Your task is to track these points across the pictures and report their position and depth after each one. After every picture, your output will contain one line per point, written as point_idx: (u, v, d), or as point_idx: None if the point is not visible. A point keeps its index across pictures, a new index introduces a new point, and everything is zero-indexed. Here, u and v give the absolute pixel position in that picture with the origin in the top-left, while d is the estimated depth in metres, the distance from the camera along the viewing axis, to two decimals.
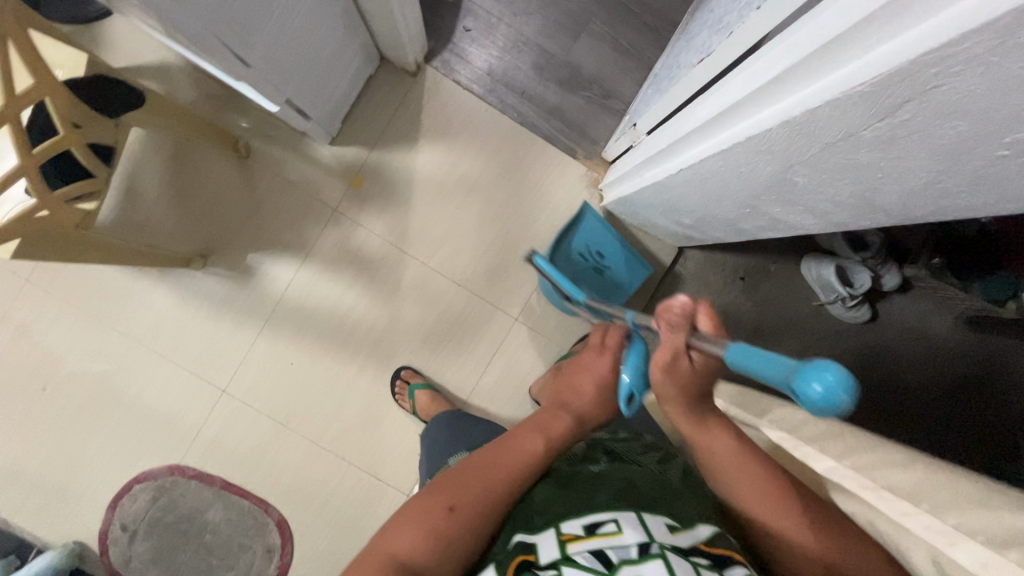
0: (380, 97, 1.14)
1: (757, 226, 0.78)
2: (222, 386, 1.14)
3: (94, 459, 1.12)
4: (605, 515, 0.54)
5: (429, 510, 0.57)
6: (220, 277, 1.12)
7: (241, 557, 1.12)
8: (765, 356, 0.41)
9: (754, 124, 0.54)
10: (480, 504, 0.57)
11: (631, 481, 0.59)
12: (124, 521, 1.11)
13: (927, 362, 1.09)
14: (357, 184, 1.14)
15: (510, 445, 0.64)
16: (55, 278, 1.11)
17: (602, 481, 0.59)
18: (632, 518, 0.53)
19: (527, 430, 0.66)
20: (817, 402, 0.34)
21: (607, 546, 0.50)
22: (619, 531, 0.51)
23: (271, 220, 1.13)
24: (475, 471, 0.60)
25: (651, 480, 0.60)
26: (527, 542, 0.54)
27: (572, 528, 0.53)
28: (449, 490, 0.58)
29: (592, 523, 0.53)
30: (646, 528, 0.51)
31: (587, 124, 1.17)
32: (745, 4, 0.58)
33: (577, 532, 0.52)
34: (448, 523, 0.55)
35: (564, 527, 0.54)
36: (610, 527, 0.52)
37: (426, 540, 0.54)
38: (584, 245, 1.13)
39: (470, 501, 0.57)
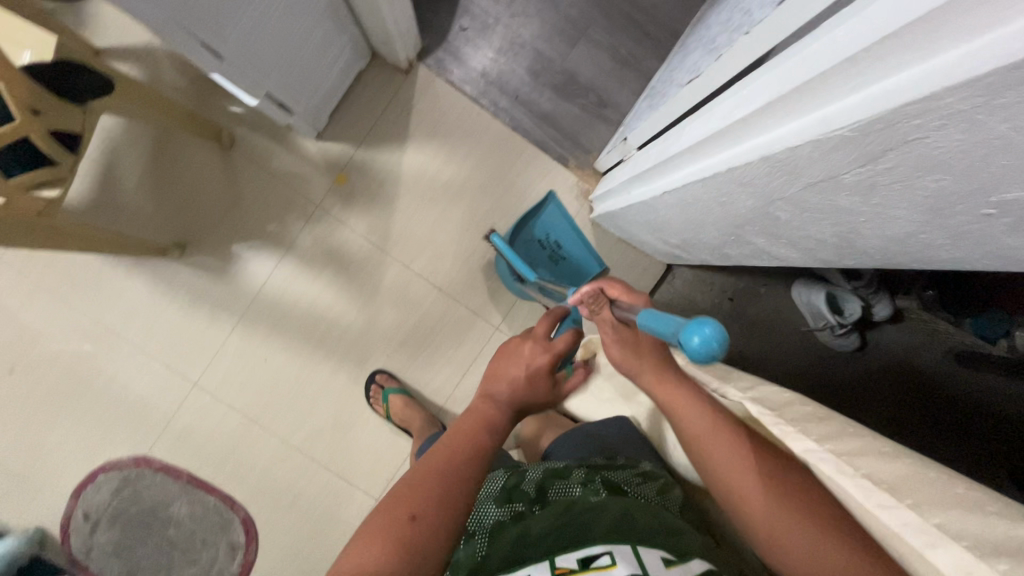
0: (369, 94, 1.11)
1: (742, 253, 0.76)
2: (193, 378, 1.12)
3: (61, 445, 1.10)
4: (600, 547, 0.54)
5: (389, 523, 0.45)
6: (197, 268, 1.10)
7: (204, 553, 1.11)
8: (665, 318, 0.44)
9: (736, 155, 0.52)
10: (445, 505, 0.47)
11: (629, 513, 0.58)
12: (87, 510, 1.10)
13: (918, 394, 1.06)
14: (341, 182, 1.11)
15: (454, 441, 0.52)
16: (29, 260, 1.09)
17: (597, 512, 0.58)
18: (627, 552, 0.52)
19: (470, 422, 0.54)
20: (695, 350, 0.38)
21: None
22: (613, 565, 0.51)
23: (251, 213, 1.10)
24: (430, 470, 0.49)
25: (649, 512, 0.59)
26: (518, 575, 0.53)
27: (566, 562, 0.53)
28: (404, 496, 0.47)
29: (586, 557, 0.53)
30: (640, 562, 0.51)
31: (580, 132, 1.14)
32: (736, 27, 0.56)
33: (571, 566, 0.52)
34: (416, 533, 0.45)
35: (559, 560, 0.54)
36: (605, 560, 0.52)
37: (391, 554, 0.44)
38: (545, 233, 1.10)
39: (435, 503, 0.47)
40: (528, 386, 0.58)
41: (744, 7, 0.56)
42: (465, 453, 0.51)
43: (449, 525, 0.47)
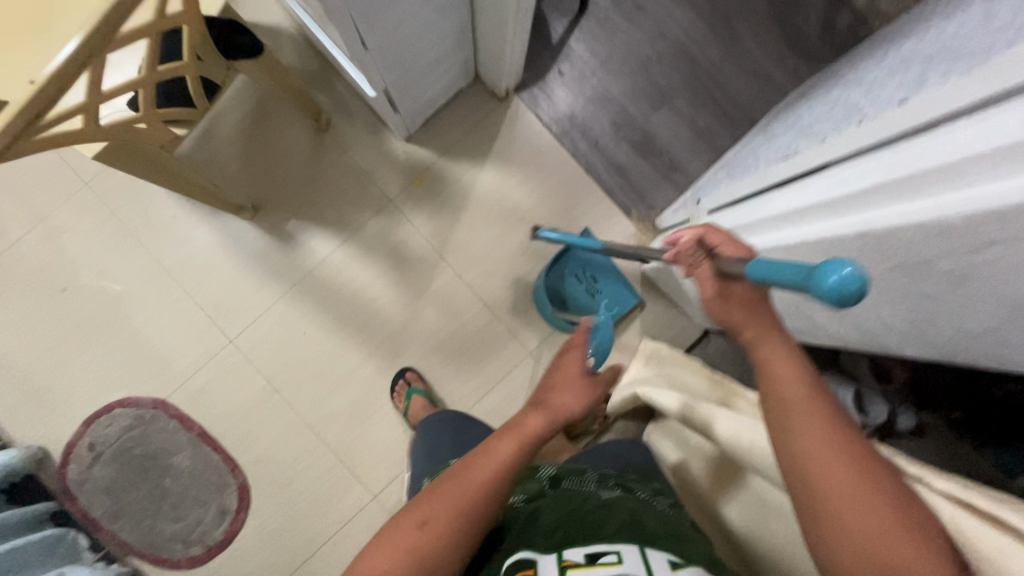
0: (463, 111, 1.19)
1: (797, 324, 0.80)
2: (230, 335, 1.14)
3: (88, 370, 1.12)
4: (609, 545, 0.52)
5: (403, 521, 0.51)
6: (261, 231, 1.15)
7: (192, 511, 1.10)
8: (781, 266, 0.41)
9: (827, 228, 0.57)
10: (458, 516, 0.50)
11: (638, 513, 0.60)
12: (93, 441, 1.10)
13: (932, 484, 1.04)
14: (417, 183, 1.17)
15: (480, 454, 0.54)
16: (112, 189, 1.14)
17: (605, 510, 0.59)
18: (634, 552, 0.51)
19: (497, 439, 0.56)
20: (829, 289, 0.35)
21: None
22: (620, 562, 0.50)
23: (327, 194, 1.16)
24: (452, 482, 0.52)
25: (659, 518, 0.60)
26: (521, 563, 0.53)
27: (573, 555, 0.52)
28: (422, 501, 0.52)
29: (594, 553, 0.51)
30: (647, 564, 0.50)
31: (647, 189, 1.20)
32: (842, 119, 0.62)
33: (578, 560, 0.51)
34: (422, 540, 0.49)
35: (566, 553, 0.53)
36: (612, 558, 0.51)
37: (402, 562, 0.48)
38: (580, 267, 1.14)
39: (446, 516, 0.50)
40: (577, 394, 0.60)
41: (851, 104, 0.63)
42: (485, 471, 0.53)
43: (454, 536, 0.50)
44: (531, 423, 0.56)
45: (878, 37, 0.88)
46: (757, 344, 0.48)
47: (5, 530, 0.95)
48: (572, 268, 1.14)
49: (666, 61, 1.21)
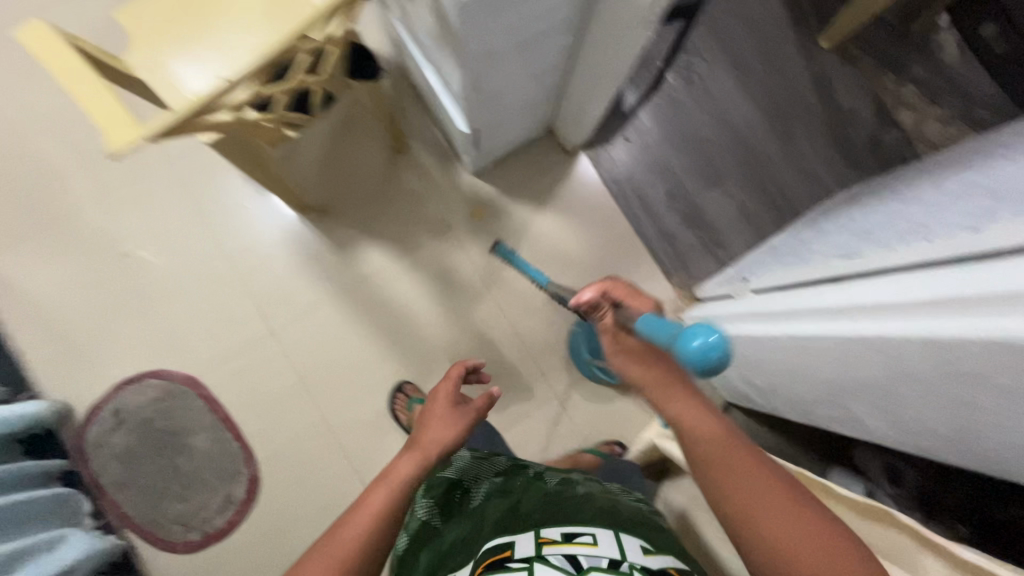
0: (531, 156, 1.26)
1: (831, 412, 0.83)
2: (271, 326, 1.17)
3: (129, 337, 1.14)
4: (585, 530, 0.67)
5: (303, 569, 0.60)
6: (322, 233, 1.20)
7: (199, 494, 1.10)
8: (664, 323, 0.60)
9: (886, 328, 0.61)
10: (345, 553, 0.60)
11: (608, 506, 0.75)
12: (118, 407, 1.12)
13: None
14: (477, 215, 1.23)
15: (361, 500, 0.65)
16: (192, 169, 1.20)
17: (583, 507, 0.74)
18: (610, 537, 0.66)
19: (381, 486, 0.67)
20: (692, 352, 0.54)
21: (581, 553, 0.63)
22: (595, 544, 0.64)
23: (391, 210, 1.22)
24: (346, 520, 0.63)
25: (630, 513, 0.75)
26: (508, 541, 0.68)
27: (552, 534, 0.67)
28: (321, 546, 0.62)
29: (571, 534, 0.66)
30: (621, 548, 0.64)
31: (691, 259, 1.26)
32: (906, 232, 0.68)
33: (555, 537, 0.66)
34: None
35: (546, 534, 0.67)
36: (589, 539, 0.65)
37: None
38: None
39: (342, 550, 0.60)
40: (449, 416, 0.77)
41: (915, 221, 0.69)
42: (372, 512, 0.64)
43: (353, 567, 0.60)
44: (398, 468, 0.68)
45: (933, 160, 0.96)
46: (670, 404, 0.57)
47: (16, 482, 0.95)
48: None
49: (727, 144, 1.29)
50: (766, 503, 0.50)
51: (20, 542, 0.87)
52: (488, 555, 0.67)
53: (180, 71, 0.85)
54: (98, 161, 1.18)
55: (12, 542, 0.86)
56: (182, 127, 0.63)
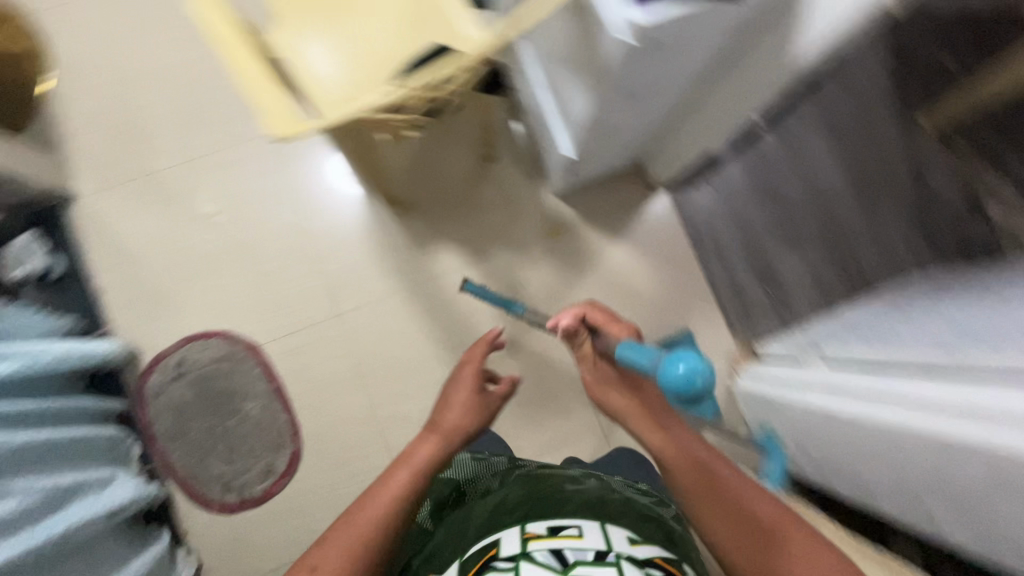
0: (617, 187, 1.27)
1: (902, 497, 0.83)
2: (338, 309, 1.19)
3: (204, 296, 1.17)
4: (571, 522, 0.70)
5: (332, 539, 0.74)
6: (402, 227, 1.22)
7: (243, 459, 1.12)
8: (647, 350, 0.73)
9: (999, 436, 0.61)
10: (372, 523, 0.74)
11: (600, 495, 0.79)
12: (182, 360, 1.15)
13: None
14: (554, 235, 1.24)
15: (384, 481, 0.79)
16: (291, 144, 1.23)
17: (569, 496, 0.79)
18: (595, 527, 0.68)
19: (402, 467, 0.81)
20: (680, 371, 0.67)
21: (567, 547, 0.66)
22: (580, 536, 0.67)
23: (471, 216, 1.23)
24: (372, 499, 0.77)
25: (623, 500, 0.79)
26: (491, 539, 0.71)
27: (537, 528, 0.70)
28: (351, 517, 0.76)
29: (555, 527, 0.69)
30: (606, 538, 0.67)
31: (757, 315, 1.25)
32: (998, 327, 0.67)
33: (540, 533, 0.69)
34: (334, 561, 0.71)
35: (531, 529, 0.70)
36: (574, 532, 0.68)
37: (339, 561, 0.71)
38: None
39: (370, 521, 0.74)
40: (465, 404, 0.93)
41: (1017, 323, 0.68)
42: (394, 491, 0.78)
43: (376, 534, 0.74)
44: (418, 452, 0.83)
45: None
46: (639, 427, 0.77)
47: (78, 418, 0.98)
48: None
49: None
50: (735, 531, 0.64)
51: (72, 477, 0.90)
52: (474, 556, 0.69)
53: (314, 57, 0.87)
54: (203, 122, 1.22)
55: (67, 477, 0.89)
56: (341, 121, 0.68)
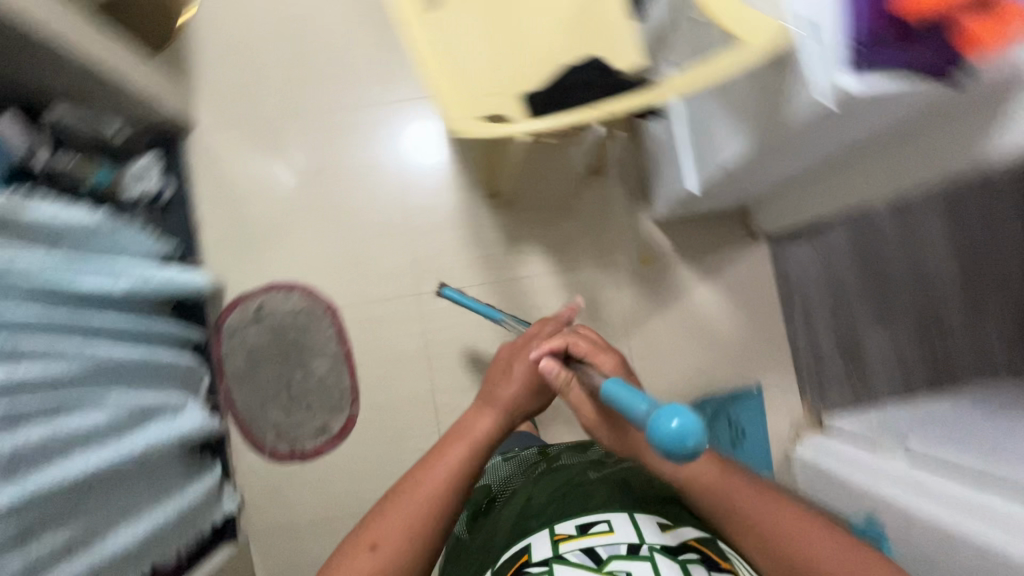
0: (717, 226, 1.24)
1: None
2: (418, 288, 1.20)
3: (295, 248, 1.20)
4: (600, 518, 0.69)
5: (371, 527, 0.68)
6: (496, 222, 1.22)
7: (300, 413, 1.15)
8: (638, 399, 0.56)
9: None
10: (424, 507, 0.69)
11: (625, 481, 0.79)
12: (262, 305, 1.18)
13: None
14: (643, 262, 1.23)
15: (433, 460, 0.73)
16: (408, 117, 1.24)
17: (593, 486, 0.78)
18: (624, 519, 0.68)
19: (455, 444, 0.75)
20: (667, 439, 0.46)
21: (600, 544, 0.65)
22: (612, 531, 0.67)
23: (566, 225, 1.23)
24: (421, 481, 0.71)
25: (647, 484, 0.79)
26: (522, 546, 0.69)
27: (567, 529, 0.69)
28: (397, 504, 0.69)
29: (586, 525, 0.68)
30: (638, 529, 0.67)
31: (830, 386, 1.22)
32: None
33: (570, 532, 0.68)
34: (382, 551, 0.65)
35: (559, 529, 0.69)
36: (603, 526, 0.68)
37: (392, 549, 0.65)
38: (738, 418, 1.21)
39: (422, 506, 0.69)
40: (527, 380, 0.81)
41: None
42: (447, 470, 0.71)
43: (431, 520, 0.68)
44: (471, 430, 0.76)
45: None
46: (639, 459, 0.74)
47: (161, 340, 1.01)
48: (731, 413, 1.21)
49: None
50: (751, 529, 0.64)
51: (150, 399, 0.93)
52: (508, 562, 0.68)
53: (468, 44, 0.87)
54: (330, 78, 1.23)
55: (147, 399, 0.93)
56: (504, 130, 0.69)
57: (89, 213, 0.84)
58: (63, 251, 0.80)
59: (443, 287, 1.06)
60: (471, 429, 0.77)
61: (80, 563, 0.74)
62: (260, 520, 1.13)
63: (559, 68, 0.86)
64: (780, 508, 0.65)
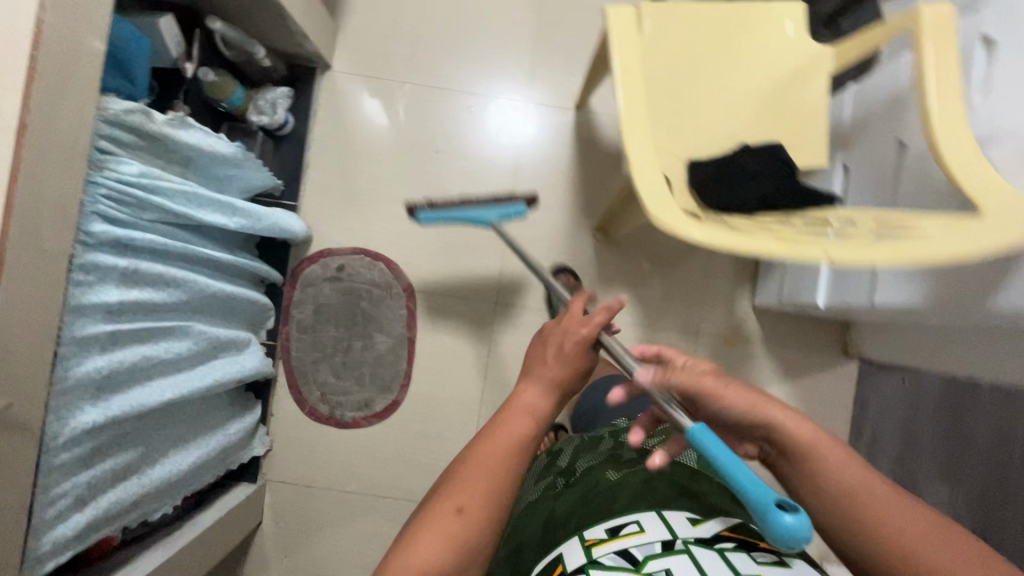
0: (812, 331, 1.19)
1: None
2: (498, 296, 1.17)
3: (391, 218, 1.17)
4: (628, 519, 0.59)
5: (437, 513, 0.51)
6: (594, 255, 1.18)
7: (349, 382, 1.14)
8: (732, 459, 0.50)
9: None
10: (494, 488, 0.53)
11: (650, 473, 0.69)
12: (343, 266, 1.15)
13: None
14: (727, 342, 1.18)
15: (492, 435, 0.57)
16: (543, 124, 1.19)
17: (619, 487, 0.67)
18: (653, 519, 0.59)
19: (514, 414, 0.59)
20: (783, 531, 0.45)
21: (632, 546, 0.56)
22: (641, 531, 0.58)
23: (662, 281, 1.18)
24: (483, 458, 0.55)
25: (676, 475, 0.69)
26: (552, 557, 0.59)
27: (595, 533, 0.59)
28: (460, 489, 0.53)
29: (615, 528, 0.59)
30: (668, 525, 0.57)
31: None
32: None
33: (601, 536, 0.58)
34: (462, 530, 0.51)
35: (588, 534, 0.59)
36: (634, 528, 0.58)
37: (464, 540, 0.50)
38: None
39: (490, 489, 0.53)
40: (579, 360, 0.64)
41: None
42: (498, 445, 0.56)
43: (502, 500, 0.54)
44: (529, 401, 0.60)
45: None
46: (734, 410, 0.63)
47: (242, 279, 0.99)
48: None
49: None
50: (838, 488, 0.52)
51: (226, 334, 0.93)
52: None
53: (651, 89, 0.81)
54: (477, 60, 1.19)
55: (224, 333, 0.92)
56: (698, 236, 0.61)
57: (226, 143, 0.82)
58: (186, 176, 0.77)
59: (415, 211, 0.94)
60: (519, 401, 0.61)
61: (131, 487, 0.74)
62: (281, 469, 1.13)
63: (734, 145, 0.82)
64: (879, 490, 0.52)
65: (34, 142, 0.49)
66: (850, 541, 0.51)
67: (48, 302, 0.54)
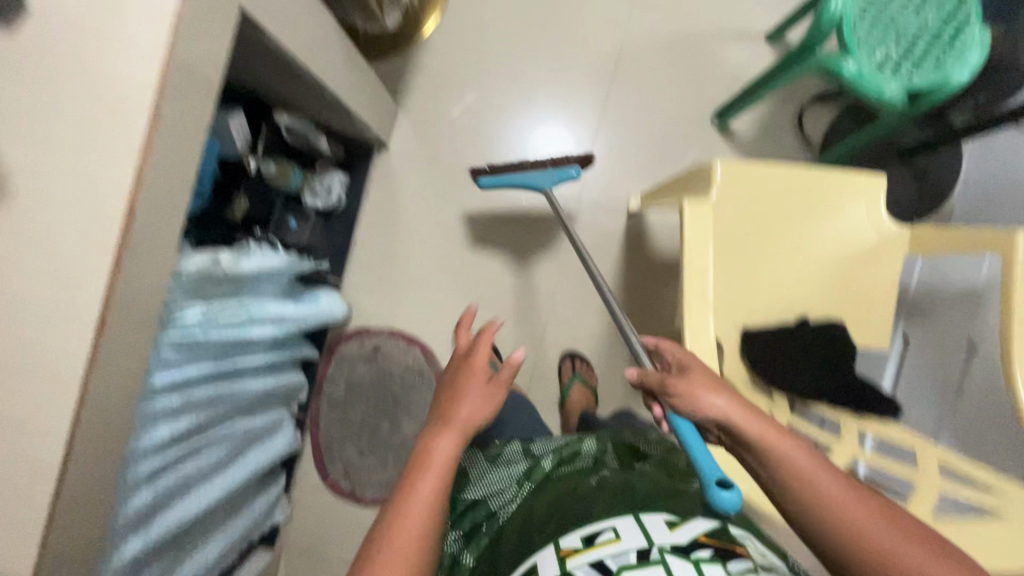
0: None
1: None
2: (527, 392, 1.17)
3: (431, 303, 1.18)
4: (603, 524, 0.55)
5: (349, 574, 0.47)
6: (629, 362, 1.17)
7: (373, 462, 1.16)
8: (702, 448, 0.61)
9: None
10: (413, 540, 0.49)
11: (628, 486, 0.62)
12: (380, 347, 1.17)
13: None
14: None
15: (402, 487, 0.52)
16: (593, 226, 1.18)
17: (592, 492, 0.62)
18: (630, 523, 0.54)
19: (425, 463, 0.54)
20: (727, 502, 0.56)
21: (607, 555, 0.51)
22: (618, 538, 0.52)
23: None
24: (397, 507, 0.50)
25: (648, 487, 0.62)
26: (525, 566, 0.54)
27: (570, 542, 0.54)
28: (372, 547, 0.48)
29: (590, 534, 0.54)
30: (646, 533, 0.52)
31: None
32: None
33: (576, 546, 0.53)
34: None
35: (564, 543, 0.54)
36: (609, 535, 0.53)
37: None
38: None
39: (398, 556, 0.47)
40: (481, 387, 0.61)
41: None
42: (426, 485, 0.52)
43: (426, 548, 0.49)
44: (439, 445, 0.55)
45: None
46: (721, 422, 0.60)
47: (282, 367, 1.01)
48: None
49: None
50: (807, 475, 0.52)
51: (258, 425, 0.94)
52: None
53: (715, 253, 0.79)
54: (535, 155, 1.18)
55: (256, 424, 0.93)
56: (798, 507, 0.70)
57: (277, 255, 0.83)
58: (243, 293, 0.78)
59: (480, 178, 1.01)
60: (435, 450, 0.54)
61: None
62: (297, 536, 1.16)
63: (794, 315, 0.80)
64: (839, 482, 0.51)
65: (112, 331, 0.52)
66: (819, 527, 0.51)
67: (110, 462, 0.57)
